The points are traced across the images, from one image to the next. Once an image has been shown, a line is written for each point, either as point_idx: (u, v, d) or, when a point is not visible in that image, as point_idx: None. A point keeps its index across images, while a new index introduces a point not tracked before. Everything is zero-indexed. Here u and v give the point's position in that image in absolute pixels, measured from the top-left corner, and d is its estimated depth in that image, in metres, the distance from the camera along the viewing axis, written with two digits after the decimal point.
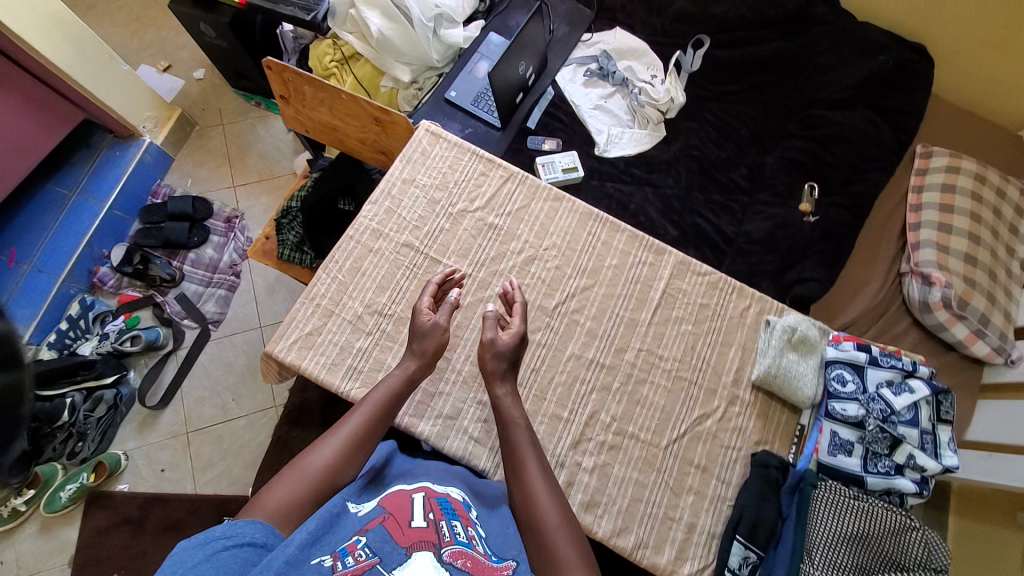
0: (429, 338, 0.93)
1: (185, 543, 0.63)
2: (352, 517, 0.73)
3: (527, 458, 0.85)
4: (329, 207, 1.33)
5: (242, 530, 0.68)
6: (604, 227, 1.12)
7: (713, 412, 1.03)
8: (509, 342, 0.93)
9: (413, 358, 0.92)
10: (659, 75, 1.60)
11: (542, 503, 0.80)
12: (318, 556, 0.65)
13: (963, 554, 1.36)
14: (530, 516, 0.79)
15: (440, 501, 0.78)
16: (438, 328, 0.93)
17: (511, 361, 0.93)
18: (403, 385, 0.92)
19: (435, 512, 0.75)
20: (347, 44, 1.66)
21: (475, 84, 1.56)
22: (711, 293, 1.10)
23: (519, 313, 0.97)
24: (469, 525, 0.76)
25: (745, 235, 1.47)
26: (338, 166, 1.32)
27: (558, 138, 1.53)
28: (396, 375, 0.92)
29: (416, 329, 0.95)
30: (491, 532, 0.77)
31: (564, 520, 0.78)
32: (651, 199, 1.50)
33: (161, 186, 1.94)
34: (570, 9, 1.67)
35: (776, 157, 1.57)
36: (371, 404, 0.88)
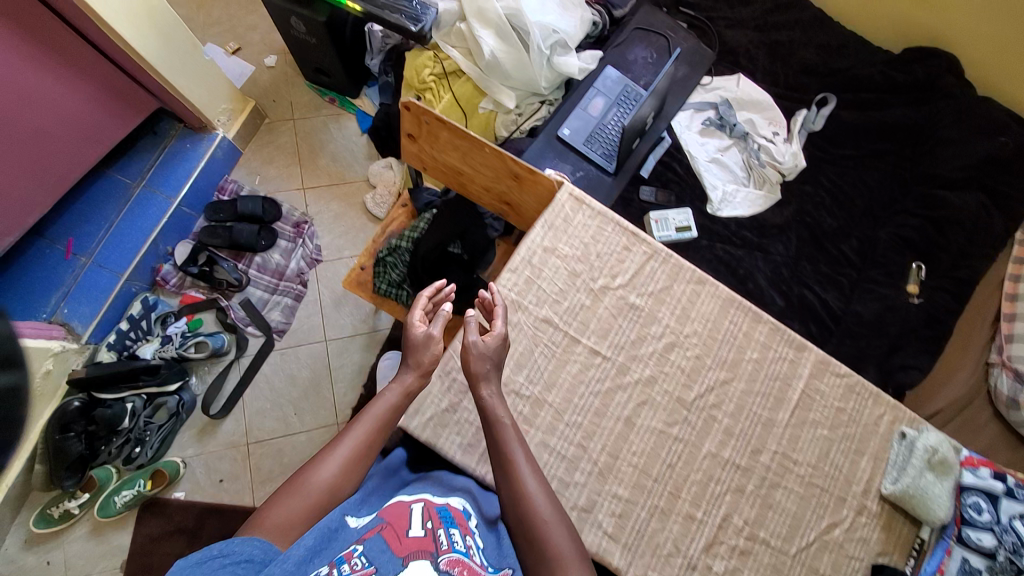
0: (422, 349, 0.91)
1: (182, 563, 0.60)
2: (350, 530, 0.73)
3: (516, 454, 0.82)
4: (441, 252, 1.29)
5: (241, 549, 0.64)
6: (746, 315, 1.07)
7: (840, 520, 1.02)
8: (493, 345, 0.88)
9: (410, 372, 0.90)
10: (781, 133, 1.53)
11: (535, 500, 0.78)
12: (316, 569, 0.65)
13: None
14: (519, 511, 0.77)
15: (439, 510, 0.78)
16: (432, 339, 0.91)
17: (496, 362, 0.88)
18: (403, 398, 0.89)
19: (433, 521, 0.75)
20: (451, 58, 1.58)
21: (590, 122, 1.48)
22: (847, 397, 1.08)
23: (502, 317, 0.91)
24: (467, 534, 0.77)
25: (852, 314, 1.45)
26: (451, 208, 1.30)
27: (672, 191, 1.47)
28: (395, 389, 0.90)
29: (409, 342, 0.93)
30: (487, 544, 0.77)
31: (557, 514, 0.77)
32: (760, 265, 1.46)
33: (228, 181, 1.87)
34: (692, 48, 1.58)
35: (889, 233, 1.51)
36: (370, 418, 0.86)
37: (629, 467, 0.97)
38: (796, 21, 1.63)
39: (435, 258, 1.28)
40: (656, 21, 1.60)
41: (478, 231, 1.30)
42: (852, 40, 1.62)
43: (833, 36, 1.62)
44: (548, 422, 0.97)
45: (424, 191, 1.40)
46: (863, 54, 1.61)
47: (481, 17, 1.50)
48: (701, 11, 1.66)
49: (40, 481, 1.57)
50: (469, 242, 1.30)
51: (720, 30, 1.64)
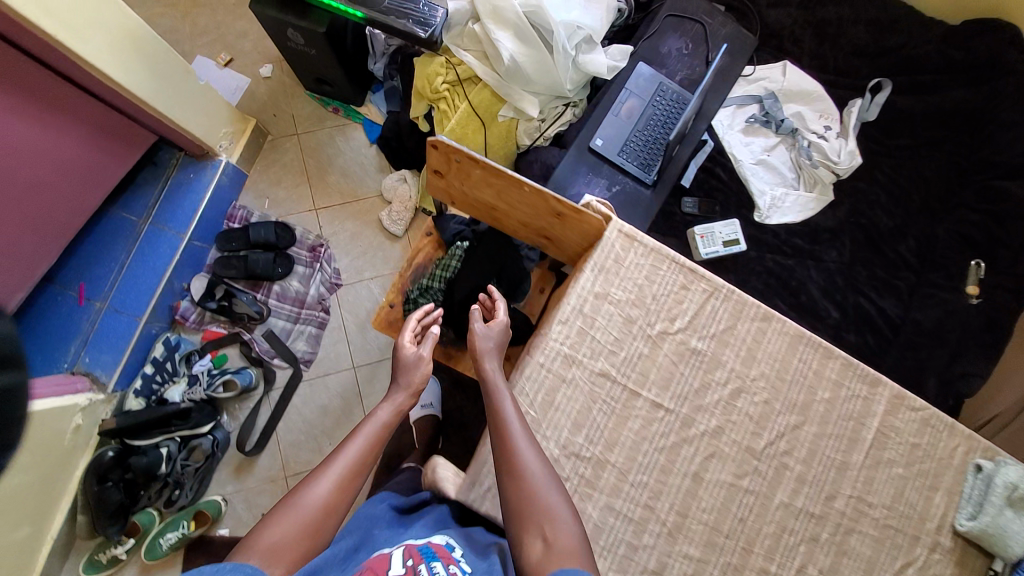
0: (414, 368, 1.02)
1: None
2: None
3: (510, 417, 0.86)
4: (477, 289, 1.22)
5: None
6: (816, 351, 0.99)
7: (916, 561, 0.97)
8: (497, 329, 0.98)
9: (401, 391, 0.99)
10: (834, 126, 1.40)
11: (527, 457, 0.80)
12: None
13: None
14: (512, 467, 0.80)
15: (419, 547, 0.72)
16: (423, 358, 1.02)
17: (498, 343, 0.97)
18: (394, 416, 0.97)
19: (414, 559, 0.70)
20: (465, 64, 1.43)
21: (624, 129, 1.36)
22: (923, 431, 1.01)
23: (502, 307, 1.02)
24: (451, 565, 0.70)
25: (912, 323, 1.35)
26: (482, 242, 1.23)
27: (715, 201, 1.37)
28: (386, 408, 0.97)
29: (400, 363, 1.03)
30: (476, 569, 0.71)
31: (547, 473, 0.80)
32: (814, 275, 1.36)
33: (237, 208, 1.78)
34: (732, 33, 1.42)
35: (947, 230, 1.38)
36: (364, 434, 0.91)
37: (698, 525, 0.91)
38: None
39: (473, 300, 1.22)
40: (691, 5, 1.43)
41: (512, 265, 1.23)
42: (908, 12, 1.44)
43: (887, 9, 1.45)
44: (612, 483, 0.91)
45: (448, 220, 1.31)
46: (921, 26, 1.44)
47: (497, 17, 1.35)
48: None
49: (84, 528, 1.57)
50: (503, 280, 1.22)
51: (760, 11, 1.48)
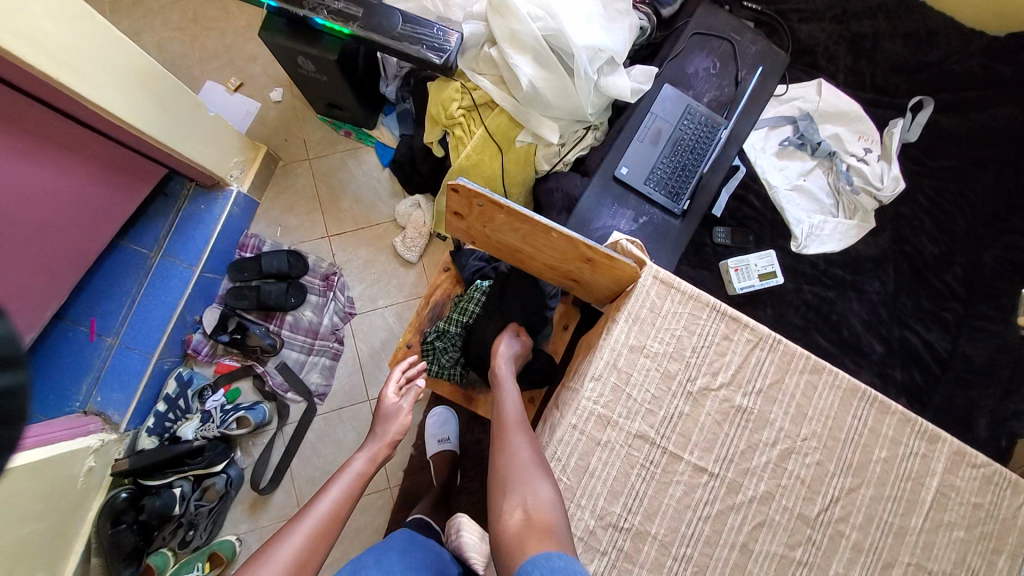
0: (394, 418, 1.10)
1: None
2: None
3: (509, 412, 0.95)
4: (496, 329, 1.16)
5: None
6: (872, 406, 0.91)
7: None
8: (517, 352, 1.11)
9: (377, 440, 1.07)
10: (876, 148, 1.31)
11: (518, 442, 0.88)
12: None
13: None
14: (504, 451, 0.87)
15: None
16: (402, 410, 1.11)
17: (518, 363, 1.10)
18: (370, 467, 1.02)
19: None
20: (481, 89, 1.37)
21: (651, 156, 1.28)
22: (986, 489, 0.91)
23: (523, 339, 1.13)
24: None
25: (961, 358, 1.24)
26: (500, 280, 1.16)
27: (749, 230, 1.30)
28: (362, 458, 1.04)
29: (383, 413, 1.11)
30: None
31: (536, 456, 0.85)
32: (855, 307, 1.27)
33: (248, 237, 1.74)
34: (762, 50, 1.33)
35: (997, 256, 1.26)
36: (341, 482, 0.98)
37: None
38: (880, 5, 1.37)
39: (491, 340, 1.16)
40: (718, 23, 1.35)
41: (533, 301, 1.15)
42: (947, 24, 1.35)
43: (927, 20, 1.35)
44: (653, 557, 0.86)
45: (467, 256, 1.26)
46: (965, 38, 1.34)
47: (514, 41, 1.28)
48: (768, 3, 1.41)
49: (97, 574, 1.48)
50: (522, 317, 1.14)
51: (792, 26, 1.39)
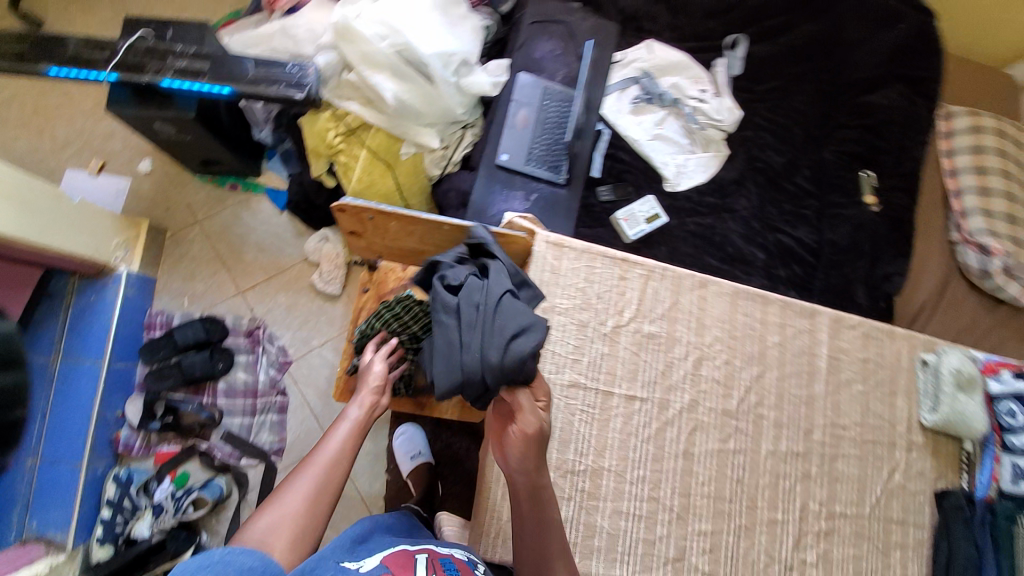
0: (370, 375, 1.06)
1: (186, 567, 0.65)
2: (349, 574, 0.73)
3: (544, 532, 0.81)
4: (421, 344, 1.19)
5: (243, 557, 0.69)
6: (756, 302, 1.05)
7: (898, 465, 1.04)
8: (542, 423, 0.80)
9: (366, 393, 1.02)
10: (709, 88, 1.50)
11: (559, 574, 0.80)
12: None
13: None
14: None
15: (442, 562, 0.83)
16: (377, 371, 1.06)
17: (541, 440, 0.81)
18: (367, 415, 0.99)
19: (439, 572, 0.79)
20: (352, 114, 1.42)
21: (524, 138, 1.38)
22: (868, 344, 1.07)
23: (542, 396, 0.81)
24: None
25: (827, 244, 1.46)
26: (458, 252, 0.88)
27: (627, 182, 1.42)
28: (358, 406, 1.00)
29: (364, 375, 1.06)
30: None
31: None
32: (732, 225, 1.45)
33: (154, 315, 1.65)
34: (594, 25, 1.49)
35: (834, 151, 1.53)
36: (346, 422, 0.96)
37: (702, 500, 0.97)
38: None
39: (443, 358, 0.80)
40: (550, 9, 1.48)
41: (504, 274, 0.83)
42: None
43: None
44: (614, 493, 0.93)
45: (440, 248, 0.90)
46: None
47: (369, 62, 1.34)
48: None
49: None
50: (516, 314, 0.78)
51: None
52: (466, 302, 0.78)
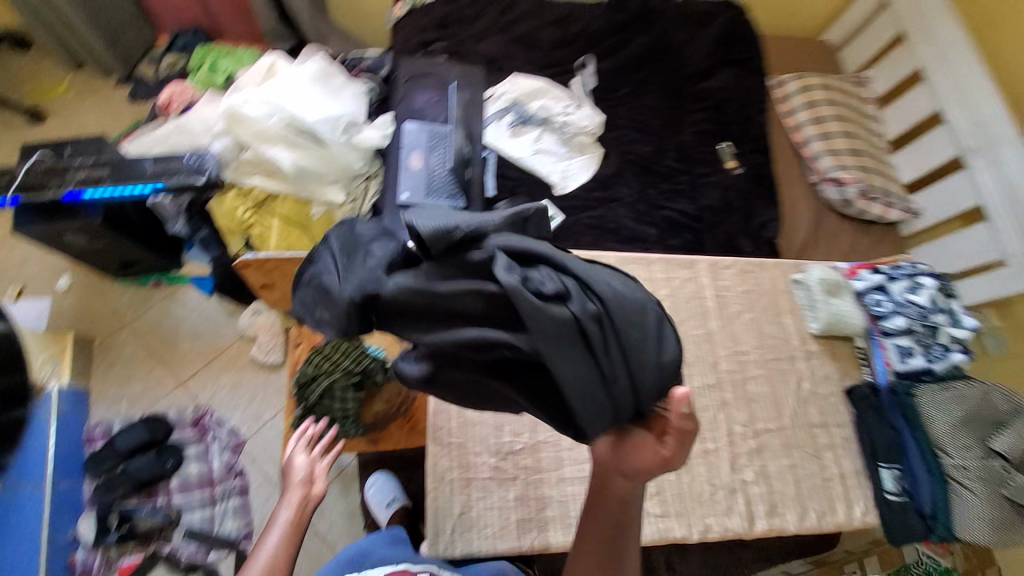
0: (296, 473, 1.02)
1: None
2: None
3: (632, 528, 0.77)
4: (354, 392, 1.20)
5: None
6: (640, 264, 1.18)
7: (804, 375, 1.15)
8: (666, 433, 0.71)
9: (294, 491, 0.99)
10: (572, 103, 1.72)
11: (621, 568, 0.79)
12: None
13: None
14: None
15: None
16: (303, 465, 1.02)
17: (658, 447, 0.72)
18: (298, 514, 0.96)
19: None
20: (256, 188, 1.51)
21: (419, 176, 1.51)
22: (745, 278, 1.21)
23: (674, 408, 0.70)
24: None
25: (707, 209, 1.66)
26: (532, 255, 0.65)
27: (521, 193, 1.58)
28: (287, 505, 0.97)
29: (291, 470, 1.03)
30: None
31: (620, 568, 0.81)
32: (622, 211, 1.63)
33: (93, 427, 1.59)
34: (464, 73, 1.69)
35: (692, 132, 1.79)
36: (276, 526, 0.94)
37: None
38: (528, 13, 1.86)
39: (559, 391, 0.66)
40: (421, 66, 1.68)
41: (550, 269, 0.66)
42: (575, 9, 1.89)
43: (563, 13, 1.88)
44: (556, 463, 0.96)
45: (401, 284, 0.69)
46: (589, 15, 1.88)
47: (263, 139, 1.45)
48: (452, 39, 1.79)
49: None
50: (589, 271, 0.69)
51: (474, 48, 1.79)
52: (586, 318, 0.64)
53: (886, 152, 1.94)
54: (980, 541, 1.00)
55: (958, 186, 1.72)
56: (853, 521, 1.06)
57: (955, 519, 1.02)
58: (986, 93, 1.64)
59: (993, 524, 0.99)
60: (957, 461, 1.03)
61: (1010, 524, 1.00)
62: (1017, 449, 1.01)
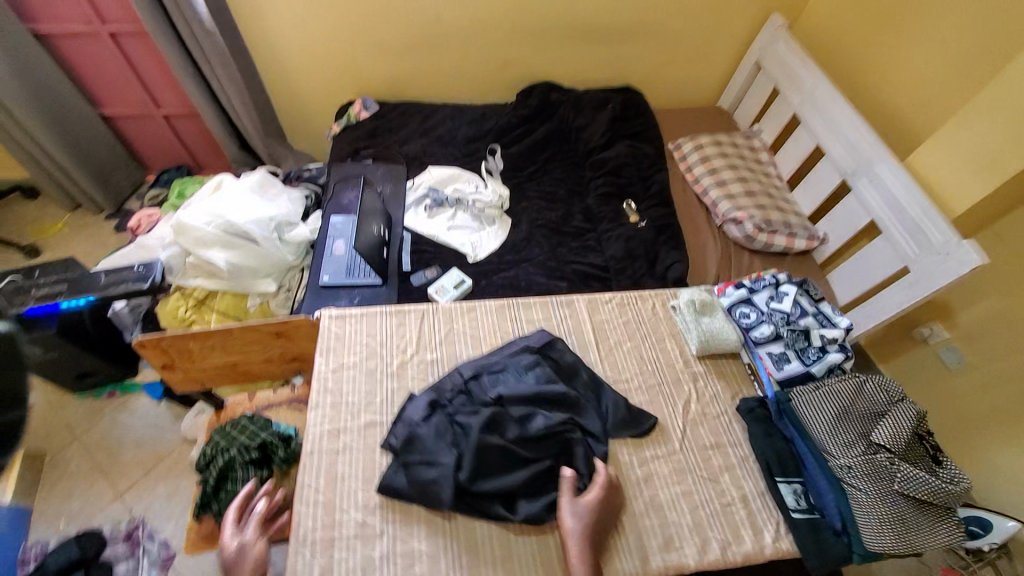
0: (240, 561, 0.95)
1: None
2: None
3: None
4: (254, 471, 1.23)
5: None
6: (520, 309, 1.28)
7: (691, 396, 1.16)
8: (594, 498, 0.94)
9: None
10: (481, 183, 1.94)
11: None
12: None
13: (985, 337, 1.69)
14: None
15: None
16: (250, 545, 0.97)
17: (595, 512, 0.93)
18: None
19: None
20: (197, 288, 1.68)
21: (341, 261, 1.68)
22: (624, 310, 1.30)
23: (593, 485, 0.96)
24: None
25: (612, 259, 1.79)
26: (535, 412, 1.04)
27: (435, 264, 1.73)
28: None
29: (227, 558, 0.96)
30: None
31: None
32: (533, 270, 1.75)
33: (29, 548, 1.57)
34: (387, 170, 1.97)
35: (595, 195, 1.98)
36: None
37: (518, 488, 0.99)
38: (443, 116, 2.15)
39: (542, 500, 0.96)
40: (349, 169, 1.95)
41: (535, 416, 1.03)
42: (486, 109, 2.20)
43: (474, 113, 2.17)
44: (425, 513, 0.95)
45: (463, 430, 1.00)
46: (496, 112, 2.19)
47: (201, 244, 1.63)
48: (375, 145, 2.06)
49: None
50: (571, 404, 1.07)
51: (397, 150, 2.06)
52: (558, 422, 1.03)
53: (786, 189, 2.09)
54: (893, 550, 0.92)
55: (854, 207, 1.78)
56: (765, 549, 0.97)
57: (860, 527, 0.95)
58: (849, 122, 1.77)
59: (896, 525, 0.93)
60: (844, 461, 1.00)
61: (915, 524, 0.93)
62: (896, 437, 0.98)
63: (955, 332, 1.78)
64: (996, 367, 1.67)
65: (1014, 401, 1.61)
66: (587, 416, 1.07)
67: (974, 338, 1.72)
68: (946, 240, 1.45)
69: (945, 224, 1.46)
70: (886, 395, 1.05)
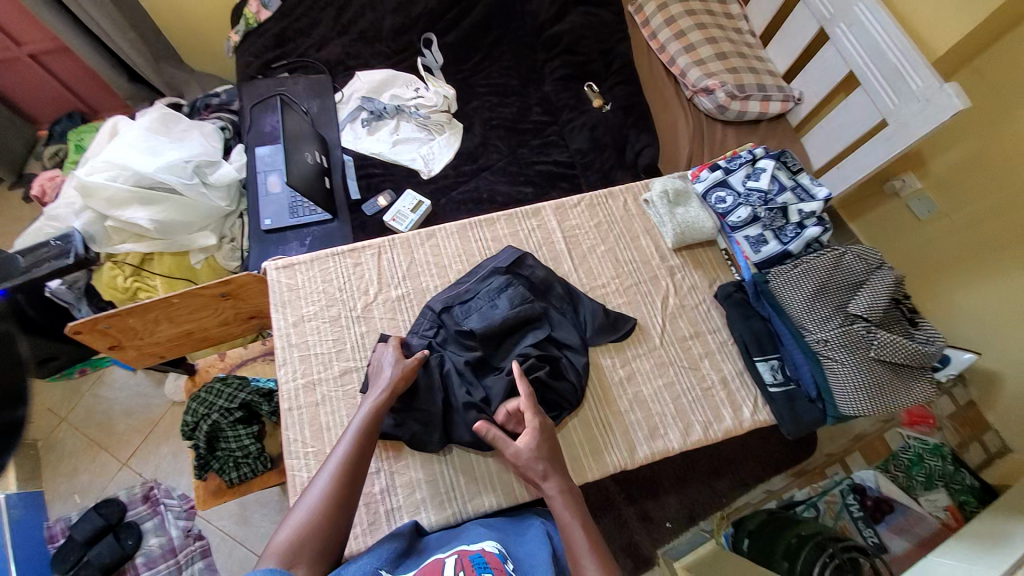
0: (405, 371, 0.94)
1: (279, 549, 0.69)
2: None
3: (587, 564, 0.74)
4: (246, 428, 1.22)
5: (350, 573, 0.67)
6: (483, 228, 1.19)
7: (669, 291, 1.15)
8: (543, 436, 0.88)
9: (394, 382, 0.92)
10: (421, 86, 1.70)
11: None
12: None
13: (972, 175, 1.54)
14: None
15: (472, 558, 0.70)
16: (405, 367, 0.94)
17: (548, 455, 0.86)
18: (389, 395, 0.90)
19: (468, 568, 0.67)
20: (129, 253, 1.50)
21: (279, 200, 1.50)
22: (595, 212, 1.22)
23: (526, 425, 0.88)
24: None
25: (578, 153, 1.66)
26: (524, 332, 1.03)
27: (387, 188, 1.57)
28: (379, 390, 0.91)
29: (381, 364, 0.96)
30: None
31: None
32: (494, 177, 1.61)
33: (52, 525, 1.55)
34: (308, 83, 1.68)
35: (552, 82, 1.76)
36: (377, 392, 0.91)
37: None
38: (362, 3, 1.79)
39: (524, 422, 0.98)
40: (264, 89, 1.68)
41: (530, 336, 1.03)
42: None
43: None
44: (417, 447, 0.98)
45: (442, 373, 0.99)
46: None
47: (115, 205, 1.42)
48: (290, 54, 1.75)
49: None
50: (565, 322, 1.06)
51: (315, 57, 1.75)
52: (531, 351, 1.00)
53: (758, 46, 1.88)
54: (864, 412, 0.97)
55: (830, 59, 1.61)
56: (743, 424, 1.03)
57: (835, 395, 0.99)
58: None
59: (871, 391, 0.96)
60: (820, 335, 1.01)
61: (886, 387, 0.97)
62: (872, 307, 0.98)
63: (928, 179, 1.67)
64: (968, 211, 1.57)
65: (1002, 235, 1.50)
66: (561, 327, 1.05)
67: (948, 182, 1.61)
68: (926, 86, 1.32)
69: (926, 68, 1.33)
70: (864, 264, 1.04)
